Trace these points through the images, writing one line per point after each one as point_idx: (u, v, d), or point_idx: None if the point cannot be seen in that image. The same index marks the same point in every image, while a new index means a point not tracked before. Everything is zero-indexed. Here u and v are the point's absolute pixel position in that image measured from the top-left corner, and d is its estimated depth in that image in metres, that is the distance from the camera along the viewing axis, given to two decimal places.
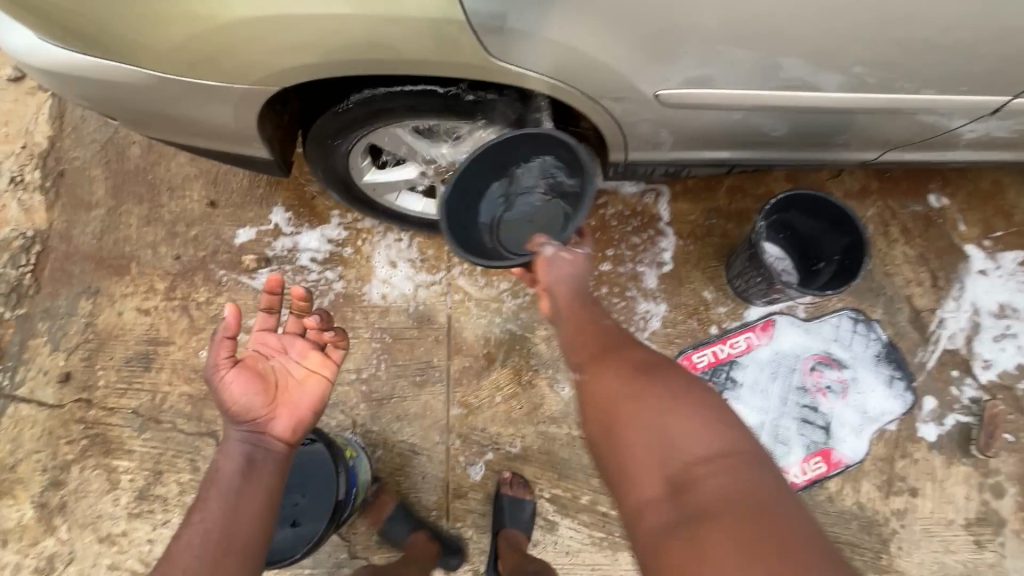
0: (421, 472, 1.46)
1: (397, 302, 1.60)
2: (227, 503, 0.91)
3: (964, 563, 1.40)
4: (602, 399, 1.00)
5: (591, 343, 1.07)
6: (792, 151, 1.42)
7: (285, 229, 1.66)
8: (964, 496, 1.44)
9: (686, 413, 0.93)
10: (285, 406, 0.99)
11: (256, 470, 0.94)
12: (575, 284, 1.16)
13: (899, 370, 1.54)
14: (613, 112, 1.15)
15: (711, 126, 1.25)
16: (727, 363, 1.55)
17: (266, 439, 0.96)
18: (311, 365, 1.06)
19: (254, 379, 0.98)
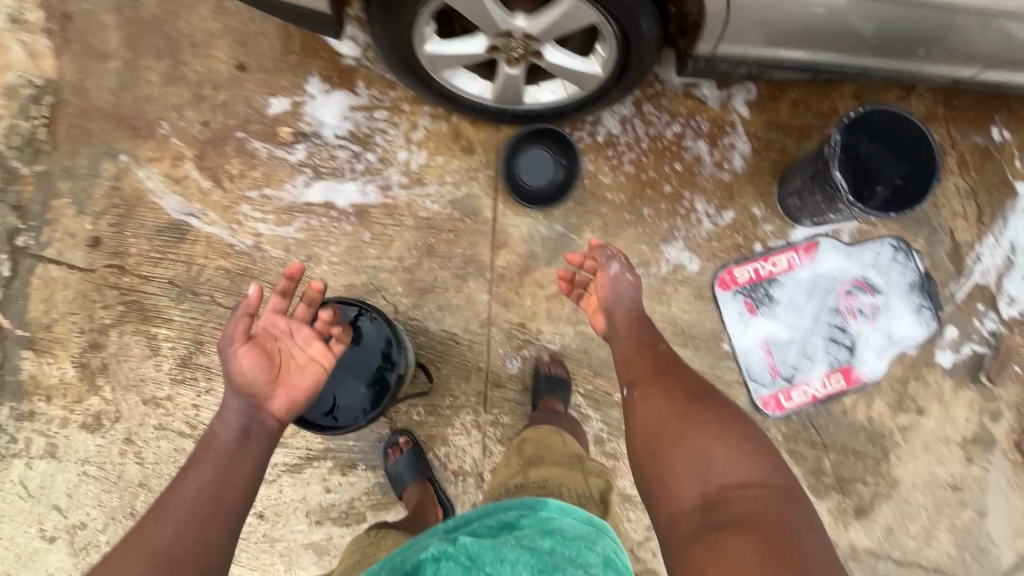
0: (460, 361, 1.49)
1: (442, 192, 1.54)
2: (219, 467, 0.94)
3: (953, 474, 1.53)
4: (656, 430, 1.04)
5: (662, 404, 1.06)
6: (881, 62, 1.33)
7: (318, 99, 1.54)
8: (964, 417, 1.55)
9: (729, 441, 0.96)
10: (285, 387, 1.07)
11: (250, 437, 0.99)
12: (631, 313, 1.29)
13: (929, 300, 1.58)
14: None
15: (813, 18, 1.15)
16: (768, 280, 1.56)
17: (264, 414, 1.03)
18: (315, 351, 1.13)
19: (263, 357, 1.05)
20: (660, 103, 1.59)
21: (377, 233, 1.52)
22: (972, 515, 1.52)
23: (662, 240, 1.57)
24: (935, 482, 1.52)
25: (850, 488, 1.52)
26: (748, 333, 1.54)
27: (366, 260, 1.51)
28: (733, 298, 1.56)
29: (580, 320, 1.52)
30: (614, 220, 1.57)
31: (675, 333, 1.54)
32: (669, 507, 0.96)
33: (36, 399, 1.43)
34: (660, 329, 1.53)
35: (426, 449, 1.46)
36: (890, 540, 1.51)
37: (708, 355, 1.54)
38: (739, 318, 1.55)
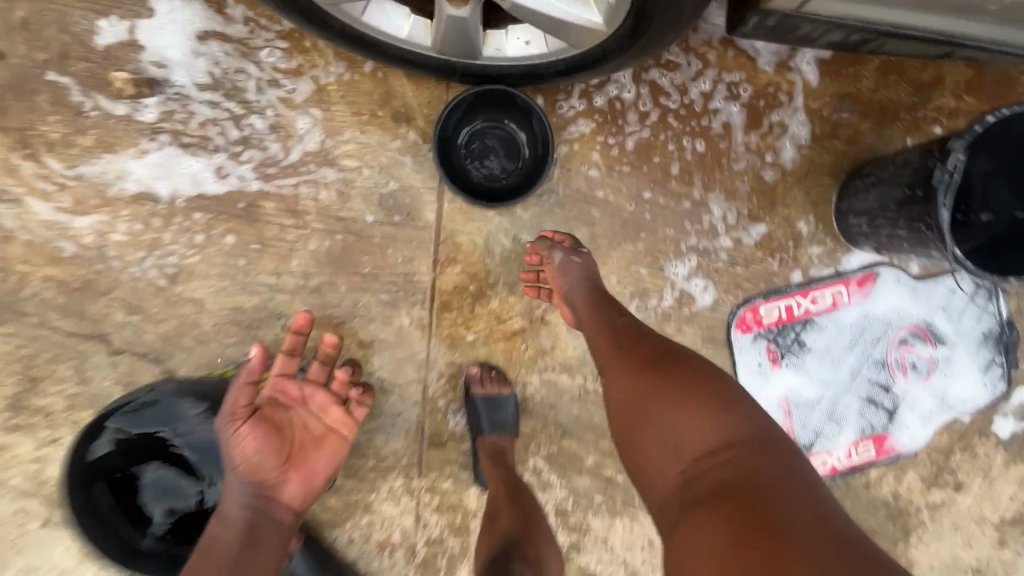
0: (388, 412, 1.14)
1: (364, 180, 1.08)
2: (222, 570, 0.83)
3: (981, 558, 1.27)
4: (637, 419, 0.80)
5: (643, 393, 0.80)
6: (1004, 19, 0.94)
7: (151, 15, 1.03)
8: (1010, 495, 1.26)
9: (703, 408, 0.75)
10: (300, 469, 0.94)
11: (258, 533, 0.88)
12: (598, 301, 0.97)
13: (1004, 355, 1.21)
14: None
15: None
16: (801, 322, 1.18)
17: (276, 503, 0.91)
18: (332, 420, 0.99)
19: (270, 437, 0.91)
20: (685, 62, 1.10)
21: (272, 237, 1.08)
22: None
23: (668, 261, 1.15)
24: (958, 566, 1.27)
25: None
26: (766, 389, 1.19)
27: (258, 274, 1.09)
28: (753, 344, 1.18)
29: (548, 366, 1.15)
30: (605, 231, 1.13)
31: None
32: (667, 470, 0.75)
33: None
34: None
35: (344, 518, 1.16)
36: None
37: None
38: (758, 369, 1.19)
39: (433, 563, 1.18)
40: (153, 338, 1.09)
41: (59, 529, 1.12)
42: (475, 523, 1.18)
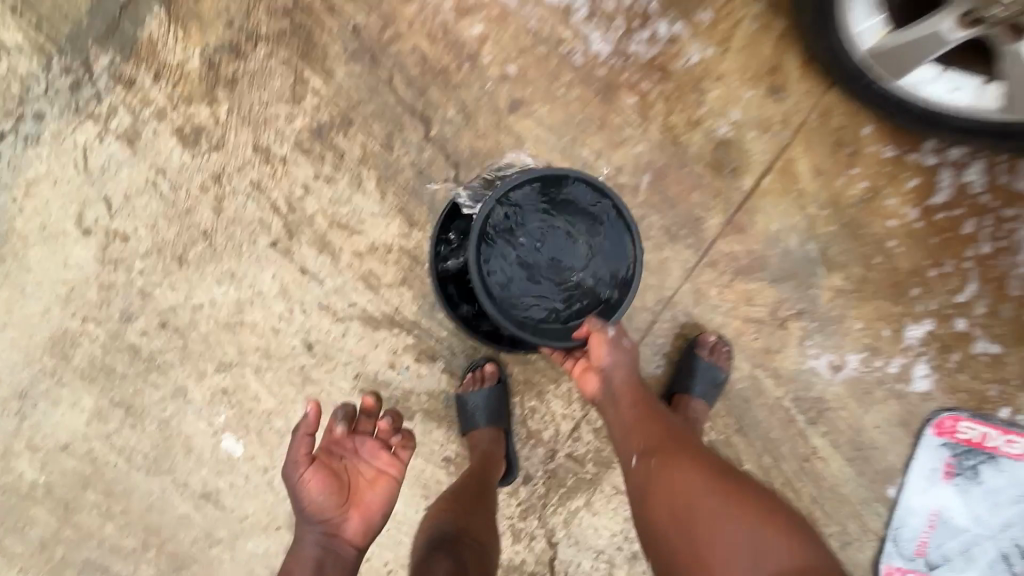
0: None
1: (710, 124, 1.16)
2: None
3: None
4: (631, 428, 0.94)
5: (653, 427, 0.93)
6: None
7: None
8: None
9: (758, 513, 0.81)
10: (357, 508, 0.91)
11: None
12: (624, 356, 1.02)
13: None
14: None
15: None
16: (986, 455, 1.22)
17: (338, 543, 0.88)
18: (383, 463, 0.94)
19: (330, 480, 0.89)
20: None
21: (610, 123, 1.16)
22: None
23: (910, 336, 1.20)
24: None
25: None
26: (925, 496, 1.22)
27: (580, 147, 1.16)
28: (936, 448, 1.22)
29: (761, 365, 1.19)
30: (875, 281, 1.19)
31: (851, 443, 1.21)
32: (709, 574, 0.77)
33: (143, 70, 1.12)
34: (839, 428, 1.21)
35: (517, 392, 1.19)
36: None
37: (868, 488, 1.22)
38: (927, 473, 1.22)
39: (563, 476, 1.20)
40: (464, 148, 1.15)
41: (281, 256, 1.15)
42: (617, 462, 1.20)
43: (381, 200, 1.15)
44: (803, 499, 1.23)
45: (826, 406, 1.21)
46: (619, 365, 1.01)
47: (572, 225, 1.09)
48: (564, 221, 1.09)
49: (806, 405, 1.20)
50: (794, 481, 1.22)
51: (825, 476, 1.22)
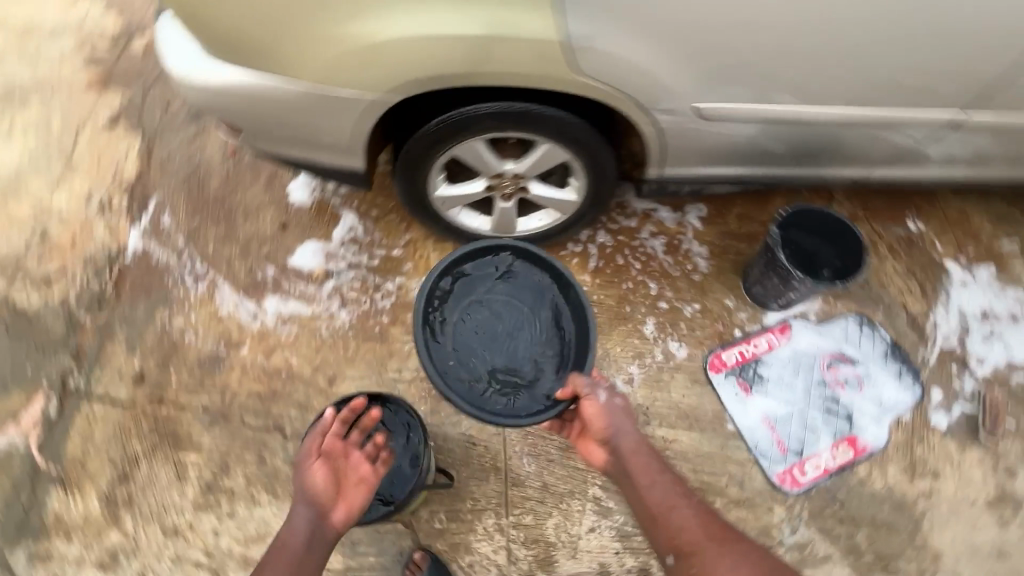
0: (479, 463, 1.54)
1: None
2: (305, 537, 1.11)
3: (988, 540, 1.51)
4: (653, 502, 1.19)
5: (686, 516, 1.17)
6: (796, 169, 1.63)
7: (336, 242, 1.81)
8: (981, 477, 1.57)
9: (734, 552, 1.10)
10: (343, 501, 1.20)
11: (314, 544, 1.11)
12: (625, 415, 1.29)
13: (906, 366, 1.71)
14: (658, 125, 1.36)
15: (732, 144, 1.47)
16: (754, 361, 1.71)
17: (326, 525, 1.14)
18: (365, 472, 1.27)
19: (331, 477, 1.21)
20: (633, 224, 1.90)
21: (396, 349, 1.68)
22: None
23: (650, 334, 1.74)
24: (972, 549, 1.50)
25: (892, 564, 1.46)
26: (750, 412, 1.63)
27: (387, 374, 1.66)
28: (726, 380, 1.68)
29: None
30: (606, 321, 1.76)
31: (679, 417, 1.63)
32: None
33: (56, 538, 1.46)
34: (664, 414, 1.64)
35: (452, 559, 1.45)
36: None
37: (715, 436, 1.61)
38: (736, 398, 1.65)
39: None
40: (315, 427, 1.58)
41: None
42: (557, 553, 1.47)
43: (277, 500, 1.49)
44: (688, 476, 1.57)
45: (646, 408, 1.64)
46: (621, 420, 1.29)
47: (516, 300, 1.42)
48: (508, 298, 1.43)
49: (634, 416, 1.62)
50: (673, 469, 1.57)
51: (686, 450, 1.59)
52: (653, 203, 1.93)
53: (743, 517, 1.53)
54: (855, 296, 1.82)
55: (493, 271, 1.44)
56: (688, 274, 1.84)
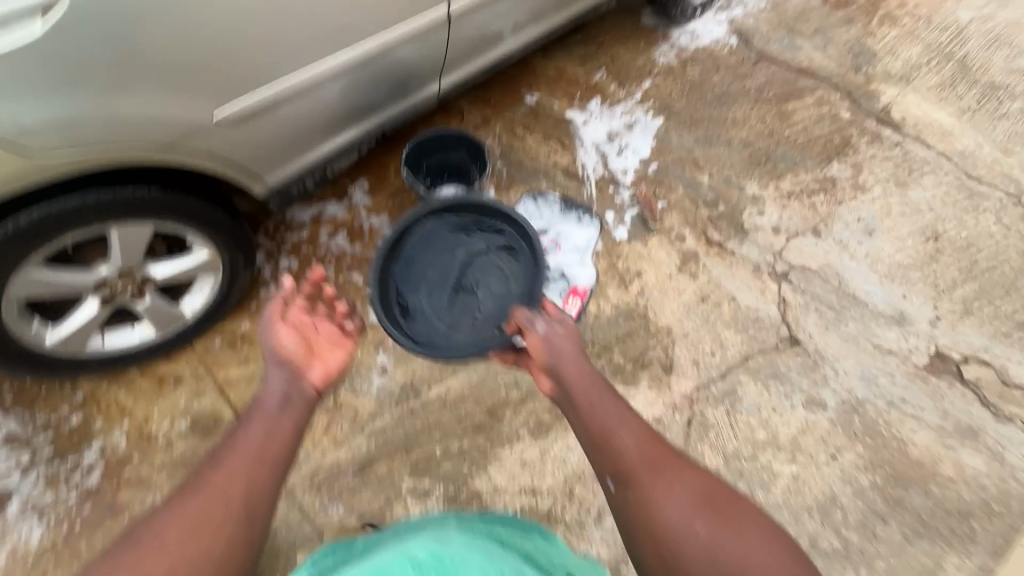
0: (289, 543, 1.46)
1: (177, 431, 1.59)
2: (269, 427, 0.95)
3: (695, 292, 1.84)
4: (599, 429, 1.00)
5: (672, 460, 0.95)
6: (388, 110, 1.74)
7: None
8: (666, 254, 1.91)
9: (739, 526, 0.85)
10: (317, 360, 1.11)
11: (293, 403, 1.01)
12: (570, 338, 1.15)
13: (580, 209, 1.98)
14: (206, 150, 1.34)
15: (302, 124, 1.51)
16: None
17: (302, 381, 1.06)
18: (340, 338, 1.16)
19: (294, 336, 1.12)
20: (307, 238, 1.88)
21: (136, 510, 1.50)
22: (731, 304, 1.82)
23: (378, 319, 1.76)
24: (689, 306, 1.82)
25: (645, 359, 1.72)
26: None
27: None
28: None
29: (364, 425, 1.60)
30: None
31: (442, 368, 1.68)
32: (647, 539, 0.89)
33: None
34: (428, 375, 1.67)
35: None
36: (702, 370, 1.71)
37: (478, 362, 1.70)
38: None
39: None
40: None
41: None
42: None
43: None
44: (475, 409, 1.63)
45: (411, 381, 1.66)
46: (564, 343, 1.14)
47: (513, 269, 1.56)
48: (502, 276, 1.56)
49: (404, 396, 1.64)
50: (460, 414, 1.63)
51: (461, 391, 1.65)
52: (317, 207, 1.92)
53: (533, 407, 1.63)
54: (518, 182, 2.04)
55: (501, 247, 1.60)
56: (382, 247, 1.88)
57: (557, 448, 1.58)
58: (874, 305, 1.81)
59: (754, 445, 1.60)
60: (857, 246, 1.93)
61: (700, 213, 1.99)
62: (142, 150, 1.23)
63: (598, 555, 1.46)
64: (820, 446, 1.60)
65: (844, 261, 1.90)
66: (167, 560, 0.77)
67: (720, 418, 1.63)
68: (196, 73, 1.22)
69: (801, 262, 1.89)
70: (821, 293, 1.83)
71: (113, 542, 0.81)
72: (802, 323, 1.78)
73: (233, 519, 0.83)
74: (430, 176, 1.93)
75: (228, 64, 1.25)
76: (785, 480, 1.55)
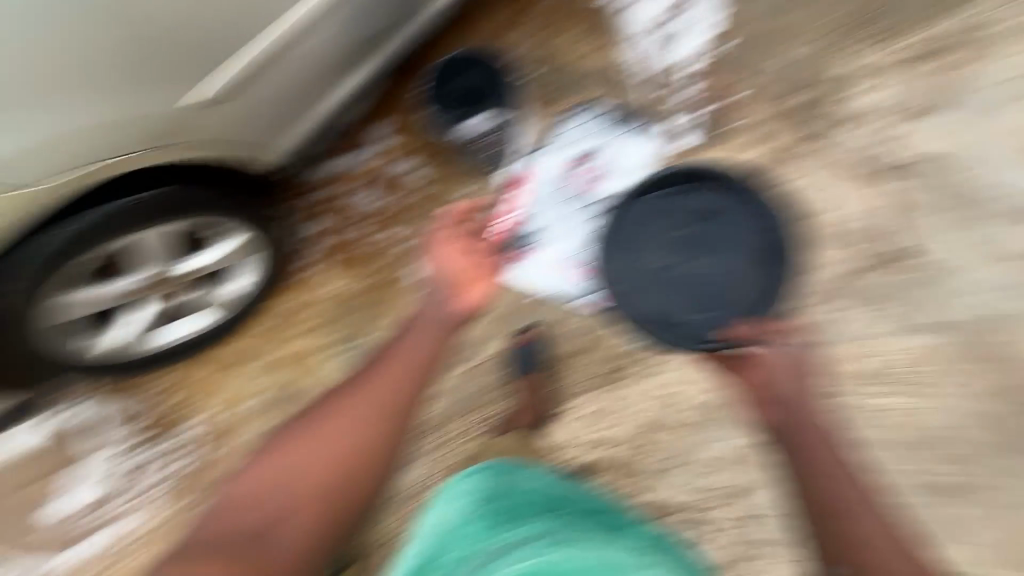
0: (377, 502, 1.57)
1: (259, 404, 1.69)
2: (415, 346, 1.17)
3: (778, 206, 1.56)
4: (822, 486, 1.00)
5: (886, 539, 0.97)
6: (390, 40, 1.54)
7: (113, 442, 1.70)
8: (743, 162, 1.61)
9: None
10: (466, 290, 1.26)
11: (435, 329, 1.21)
12: (797, 378, 1.08)
13: (632, 119, 1.70)
14: (207, 133, 1.27)
15: (300, 84, 1.41)
16: (523, 220, 1.66)
17: (445, 312, 1.23)
18: (485, 274, 1.31)
19: (455, 259, 1.31)
20: (337, 194, 1.75)
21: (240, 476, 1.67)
22: (828, 216, 1.53)
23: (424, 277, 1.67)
24: None
25: None
26: (547, 265, 1.61)
27: None
28: (509, 260, 1.65)
29: (429, 385, 1.60)
30: (383, 297, 1.69)
31: (496, 323, 1.61)
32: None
33: None
34: (484, 332, 1.61)
35: None
36: (790, 299, 1.50)
37: (533, 312, 1.60)
38: (525, 267, 1.63)
39: None
40: None
41: None
42: None
43: None
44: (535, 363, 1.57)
45: (467, 340, 1.62)
46: (794, 381, 1.09)
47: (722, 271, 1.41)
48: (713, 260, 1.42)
49: (465, 354, 1.60)
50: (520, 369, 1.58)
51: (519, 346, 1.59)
52: (340, 158, 1.76)
53: (597, 356, 1.55)
54: (562, 93, 1.73)
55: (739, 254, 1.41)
56: (417, 197, 1.73)
57: (627, 395, 1.53)
58: (1007, 199, 1.48)
59: (842, 378, 1.47)
60: (998, 120, 1.52)
61: (786, 102, 1.61)
62: (138, 153, 1.19)
63: (671, 494, 1.49)
64: (917, 373, 1.45)
65: (977, 143, 1.52)
66: (333, 437, 1.06)
67: (809, 352, 1.48)
68: (173, 60, 1.16)
69: (922, 152, 1.52)
70: (942, 190, 1.50)
71: (310, 409, 1.14)
72: (916, 231, 1.49)
73: (382, 417, 1.09)
74: (457, 105, 1.69)
75: (194, 32, 1.16)
76: (873, 412, 1.45)
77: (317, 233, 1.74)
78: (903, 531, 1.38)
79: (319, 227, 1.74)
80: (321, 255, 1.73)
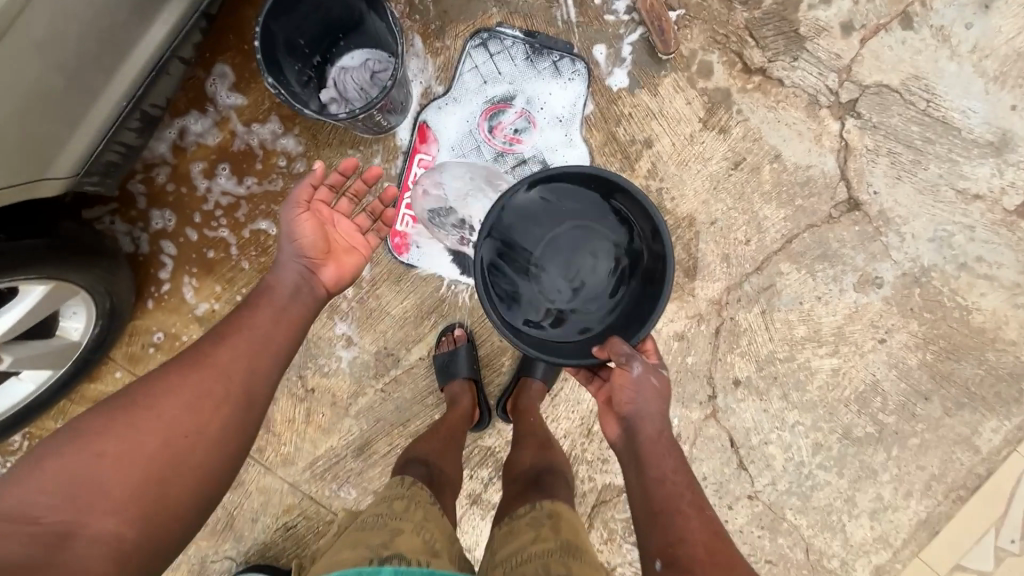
0: (311, 534, 1.41)
1: None
2: (272, 317, 1.03)
3: (726, 157, 1.35)
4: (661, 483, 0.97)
5: (708, 533, 0.93)
6: None
7: None
8: (686, 102, 1.34)
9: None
10: (334, 259, 1.13)
11: (300, 294, 1.08)
12: (659, 400, 1.06)
13: (554, 50, 1.34)
14: None
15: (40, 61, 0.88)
16: (428, 202, 1.37)
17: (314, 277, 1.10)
18: (355, 238, 1.18)
19: (317, 228, 1.10)
20: (182, 179, 1.32)
21: None
22: (772, 164, 1.35)
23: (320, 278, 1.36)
24: (718, 180, 1.35)
25: None
26: (463, 254, 1.37)
27: None
28: (422, 249, 1.37)
29: (348, 407, 1.39)
30: None
31: (416, 324, 1.38)
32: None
33: None
34: (403, 336, 1.38)
35: None
36: (733, 265, 1.36)
37: (459, 307, 1.38)
38: (443, 257, 1.37)
39: None
40: None
41: None
42: None
43: None
44: None
45: (385, 347, 1.38)
46: (651, 398, 1.06)
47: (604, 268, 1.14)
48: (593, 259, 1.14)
49: (383, 366, 1.39)
50: None
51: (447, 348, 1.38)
52: (176, 129, 1.32)
53: None
54: (453, 18, 1.35)
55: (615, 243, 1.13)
56: (289, 174, 1.33)
57: (568, 388, 1.40)
58: (968, 130, 1.33)
59: (792, 346, 1.38)
60: (962, 34, 1.31)
61: (734, 20, 1.32)
62: None
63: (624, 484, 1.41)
64: (867, 332, 1.38)
65: (940, 63, 1.32)
66: (173, 418, 0.90)
67: (753, 320, 1.38)
68: None
69: (877, 79, 1.33)
70: (898, 125, 1.33)
71: (135, 382, 0.94)
72: (866, 176, 1.34)
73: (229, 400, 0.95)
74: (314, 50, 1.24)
75: None
76: (824, 377, 1.39)
77: (166, 234, 1.34)
78: (842, 484, 1.41)
79: (161, 229, 1.33)
80: (178, 262, 1.34)
